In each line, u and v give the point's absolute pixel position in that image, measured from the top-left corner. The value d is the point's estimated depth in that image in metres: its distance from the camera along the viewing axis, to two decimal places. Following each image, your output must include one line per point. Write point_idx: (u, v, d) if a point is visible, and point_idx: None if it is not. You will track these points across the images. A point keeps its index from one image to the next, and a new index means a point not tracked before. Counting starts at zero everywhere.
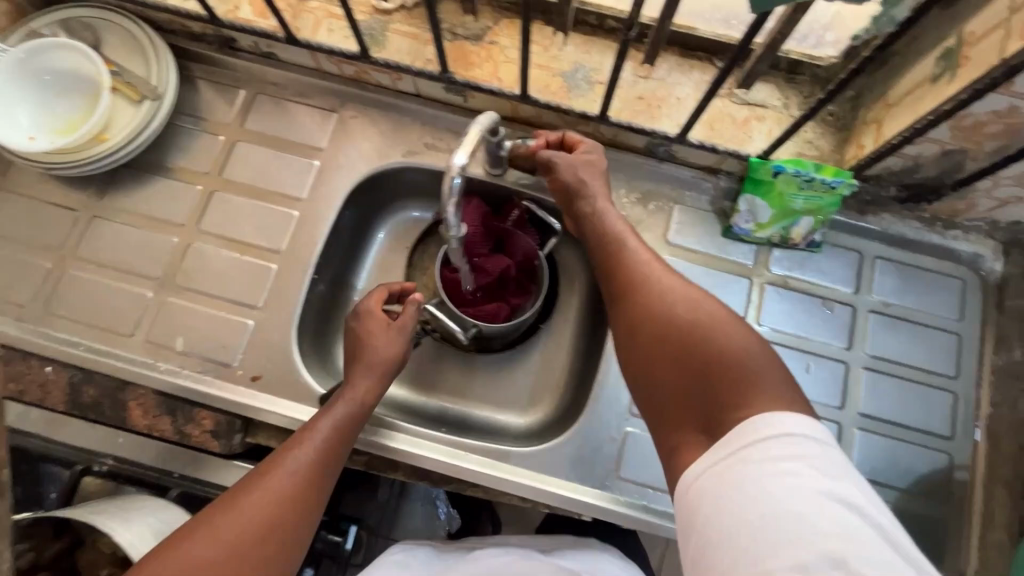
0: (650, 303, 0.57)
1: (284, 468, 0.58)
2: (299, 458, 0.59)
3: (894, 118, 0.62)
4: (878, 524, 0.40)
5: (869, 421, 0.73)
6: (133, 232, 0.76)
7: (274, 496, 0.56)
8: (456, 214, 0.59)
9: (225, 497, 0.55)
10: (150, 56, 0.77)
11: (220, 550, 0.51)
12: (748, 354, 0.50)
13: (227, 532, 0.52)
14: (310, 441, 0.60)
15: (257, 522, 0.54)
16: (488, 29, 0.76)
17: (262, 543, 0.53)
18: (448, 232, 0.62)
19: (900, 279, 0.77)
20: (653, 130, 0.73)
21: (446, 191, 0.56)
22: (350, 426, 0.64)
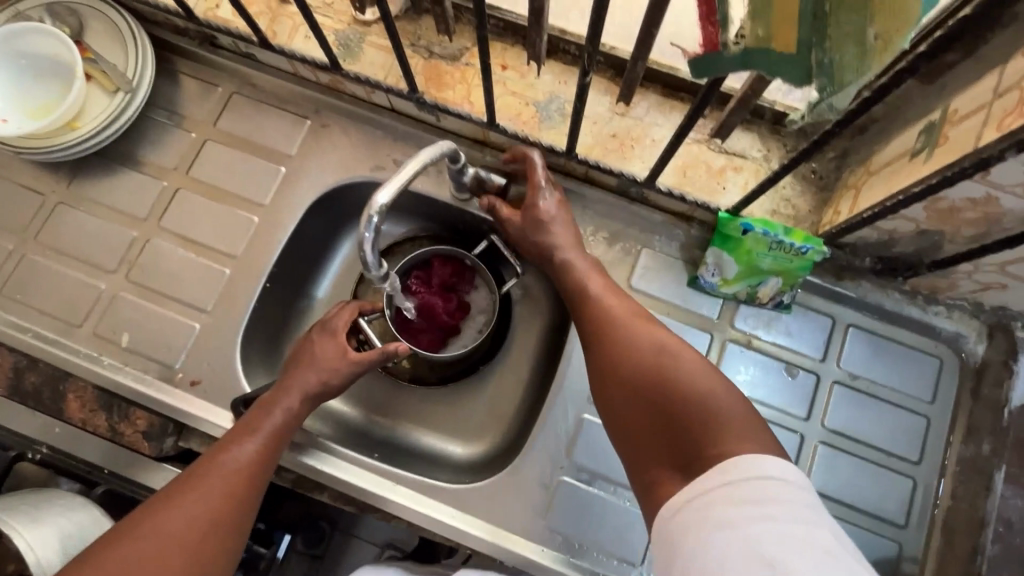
0: (627, 350, 0.57)
1: (215, 471, 0.60)
2: (230, 461, 0.61)
3: (870, 189, 0.58)
4: (838, 558, 0.40)
5: (818, 498, 0.69)
6: (95, 223, 0.77)
7: (199, 502, 0.58)
8: (375, 251, 0.56)
9: (157, 498, 0.58)
10: (128, 47, 0.77)
11: (157, 543, 0.55)
12: (714, 400, 0.51)
13: (158, 530, 0.56)
14: (239, 447, 0.62)
15: (184, 526, 0.56)
16: (465, 50, 0.73)
17: (192, 547, 0.56)
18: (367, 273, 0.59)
19: (871, 352, 0.72)
20: (622, 172, 0.69)
21: (364, 225, 0.54)
22: (281, 433, 0.65)
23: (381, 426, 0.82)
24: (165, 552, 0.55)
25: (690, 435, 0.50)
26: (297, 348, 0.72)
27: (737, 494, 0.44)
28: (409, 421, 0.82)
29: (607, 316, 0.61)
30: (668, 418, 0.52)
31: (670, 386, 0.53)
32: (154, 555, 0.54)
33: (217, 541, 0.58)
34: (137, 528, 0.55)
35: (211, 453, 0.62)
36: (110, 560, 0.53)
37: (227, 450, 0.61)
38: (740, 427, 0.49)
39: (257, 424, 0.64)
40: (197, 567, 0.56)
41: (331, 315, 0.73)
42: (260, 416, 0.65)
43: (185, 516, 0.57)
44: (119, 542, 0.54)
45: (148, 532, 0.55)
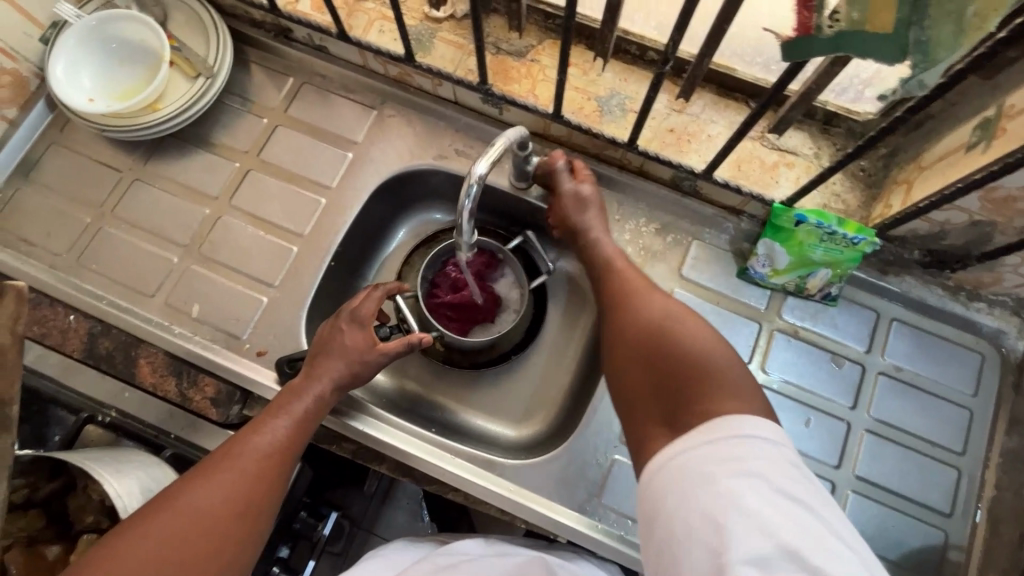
0: (641, 314, 0.59)
1: (246, 454, 0.58)
2: (264, 444, 0.59)
3: (924, 182, 0.62)
4: (801, 501, 0.41)
5: (864, 484, 0.71)
6: (168, 199, 0.80)
7: (229, 485, 0.56)
8: (471, 220, 0.61)
9: (183, 482, 0.55)
10: (210, 36, 0.81)
11: (187, 523, 0.53)
12: (717, 363, 0.51)
13: (187, 510, 0.53)
14: (271, 429, 0.60)
15: (215, 509, 0.54)
16: (531, 47, 0.77)
17: (221, 531, 0.54)
18: (459, 238, 0.63)
19: (915, 345, 0.75)
20: (679, 164, 0.73)
21: (463, 195, 0.58)
22: (310, 418, 0.63)
23: (430, 404, 0.84)
24: (197, 536, 0.53)
25: (680, 392, 0.51)
26: (324, 325, 0.70)
27: (710, 448, 0.44)
28: (458, 401, 0.84)
29: (620, 287, 0.64)
30: (663, 376, 0.53)
31: (667, 348, 0.54)
32: (185, 541, 0.52)
33: (247, 527, 0.56)
34: (168, 511, 0.53)
35: (238, 436, 0.60)
36: (139, 545, 0.51)
37: (258, 432, 0.60)
38: (732, 387, 0.49)
39: (287, 407, 0.63)
40: (225, 550, 0.54)
41: (357, 304, 0.69)
42: (287, 395, 0.64)
43: (218, 499, 0.55)
44: (148, 525, 0.52)
45: (179, 515, 0.53)
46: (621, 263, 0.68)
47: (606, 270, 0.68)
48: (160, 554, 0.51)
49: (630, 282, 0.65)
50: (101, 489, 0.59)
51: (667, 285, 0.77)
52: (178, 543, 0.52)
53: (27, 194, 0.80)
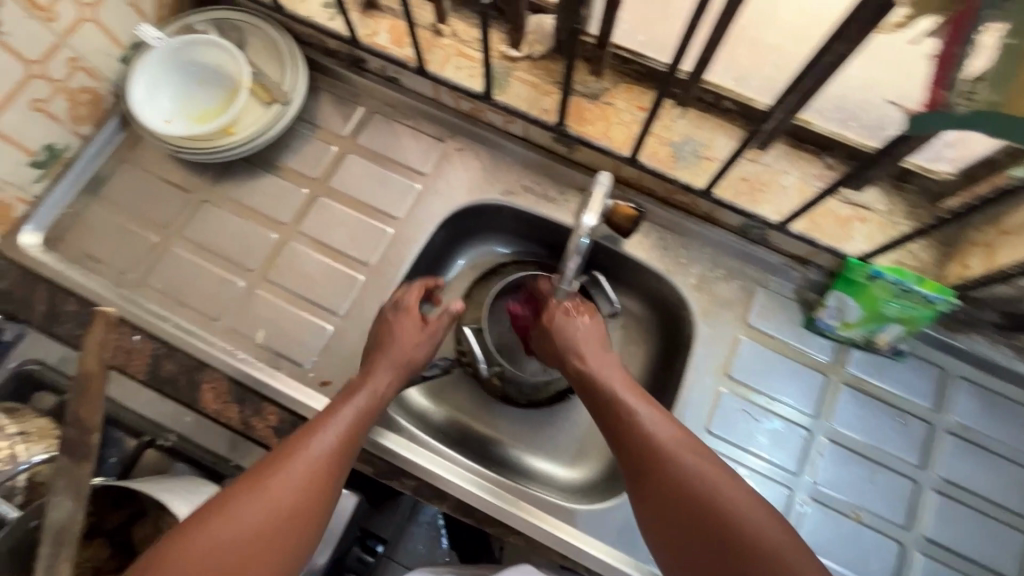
0: (675, 473, 0.58)
1: (296, 461, 0.57)
2: (314, 448, 0.58)
3: (1009, 247, 0.62)
4: None
5: (934, 547, 0.70)
6: (236, 222, 0.80)
7: (278, 494, 0.54)
8: (575, 267, 0.67)
9: (229, 490, 0.54)
10: (287, 64, 0.82)
11: (243, 539, 0.52)
12: (758, 528, 0.54)
13: (241, 523, 0.52)
14: (323, 434, 0.59)
15: (262, 518, 0.53)
16: (607, 90, 0.78)
17: (269, 542, 0.53)
18: (560, 285, 0.70)
19: (983, 405, 0.74)
20: (753, 214, 0.73)
21: (573, 248, 0.64)
22: (363, 421, 0.62)
23: (483, 440, 0.83)
24: (247, 554, 0.51)
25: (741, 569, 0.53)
26: (373, 326, 0.71)
27: None
28: (513, 437, 0.83)
29: (643, 439, 0.60)
30: (716, 548, 0.54)
31: (712, 519, 0.55)
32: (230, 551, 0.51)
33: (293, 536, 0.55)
34: (217, 524, 0.52)
35: (285, 442, 0.58)
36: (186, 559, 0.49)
37: (309, 437, 0.58)
38: (781, 556, 0.52)
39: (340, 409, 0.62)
40: (282, 563, 0.54)
41: (399, 295, 0.72)
42: (339, 398, 0.63)
43: (265, 510, 0.54)
44: (195, 536, 0.51)
45: (227, 526, 0.52)
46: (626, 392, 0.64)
47: (610, 402, 0.64)
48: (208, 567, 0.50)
49: (645, 420, 0.61)
50: (172, 521, 0.58)
51: (733, 331, 0.77)
52: (227, 556, 0.51)
53: (95, 210, 0.80)
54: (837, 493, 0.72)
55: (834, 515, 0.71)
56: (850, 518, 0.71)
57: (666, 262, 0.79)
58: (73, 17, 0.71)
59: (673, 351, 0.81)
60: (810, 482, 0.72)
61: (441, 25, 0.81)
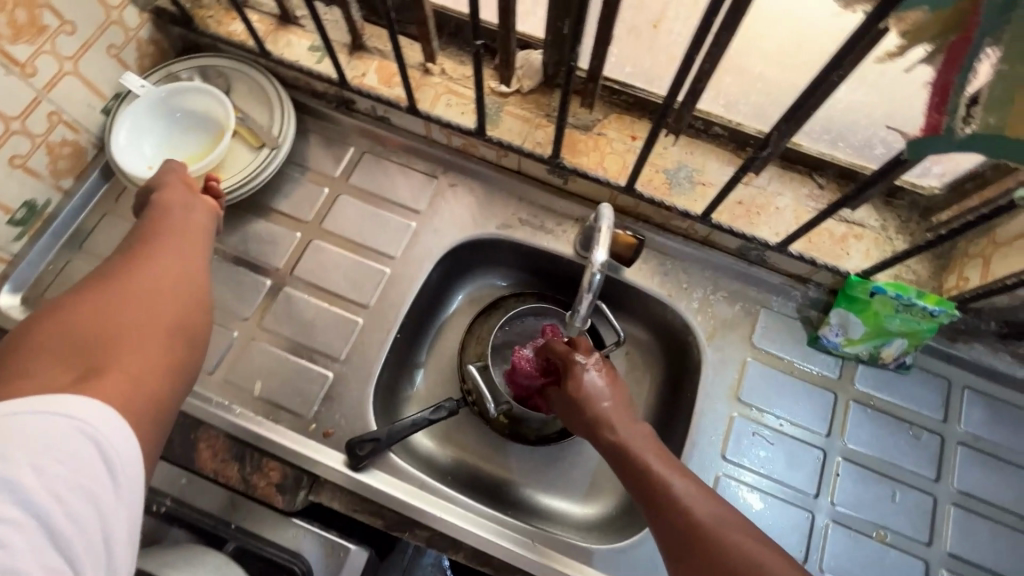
0: (688, 522, 0.52)
1: (105, 290, 0.53)
2: (189, 226, 0.63)
3: (1004, 258, 0.63)
4: None
5: (958, 563, 0.69)
6: (227, 270, 0.78)
7: (127, 309, 0.52)
8: (588, 303, 0.67)
9: (133, 283, 0.55)
10: (274, 107, 0.81)
11: (91, 321, 0.50)
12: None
13: (90, 302, 0.51)
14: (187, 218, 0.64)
15: (128, 295, 0.53)
16: (599, 121, 0.78)
17: (163, 324, 0.53)
18: (573, 320, 0.70)
19: (991, 415, 0.75)
20: (752, 236, 0.74)
21: (586, 283, 0.64)
22: (202, 222, 0.65)
23: (494, 480, 0.81)
24: (138, 328, 0.51)
25: None
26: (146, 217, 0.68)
27: None
28: (525, 475, 0.81)
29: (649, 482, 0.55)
30: None
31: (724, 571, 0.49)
32: (115, 321, 0.50)
33: (197, 324, 0.57)
34: (61, 315, 0.50)
35: (134, 261, 0.58)
36: (33, 340, 0.48)
37: (165, 230, 0.62)
38: None
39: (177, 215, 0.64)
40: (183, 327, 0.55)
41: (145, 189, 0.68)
42: (189, 215, 0.64)
43: (138, 287, 0.55)
44: (34, 327, 0.50)
45: (101, 300, 0.52)
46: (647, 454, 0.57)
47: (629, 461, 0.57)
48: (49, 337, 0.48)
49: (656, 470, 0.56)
50: None
51: (740, 354, 0.76)
52: (102, 316, 0.50)
53: (79, 264, 0.78)
54: (857, 513, 0.71)
55: (856, 537, 0.70)
56: (873, 539, 0.70)
57: (668, 287, 0.79)
58: (53, 70, 0.69)
59: (680, 377, 0.80)
60: (829, 504, 0.71)
61: (429, 64, 0.81)
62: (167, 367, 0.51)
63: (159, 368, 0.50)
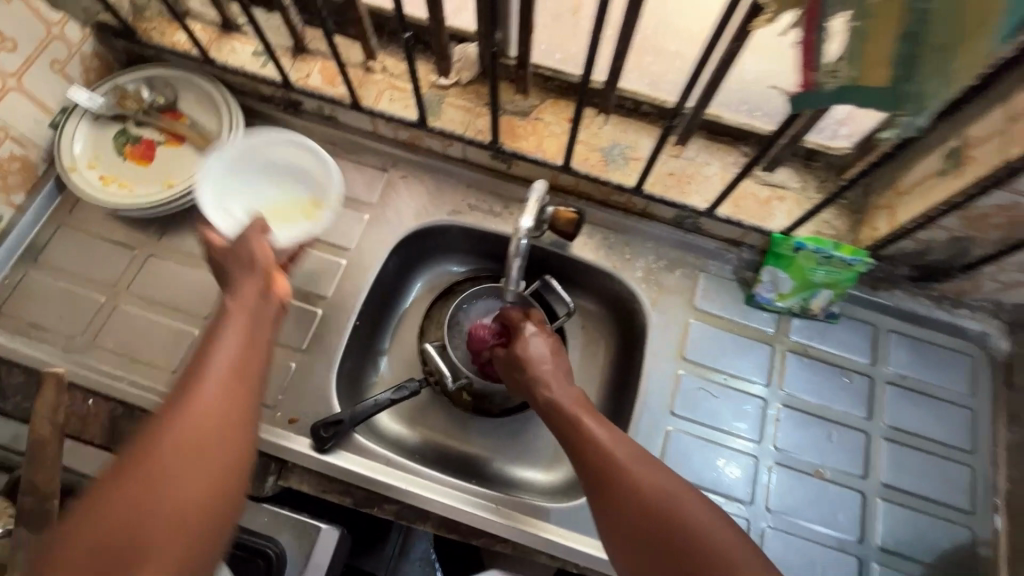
0: (666, 523, 0.51)
1: (165, 429, 0.48)
2: (251, 285, 0.60)
3: (907, 205, 0.69)
4: None
5: (892, 492, 0.74)
6: (185, 272, 0.80)
7: (177, 473, 0.46)
8: (518, 268, 0.71)
9: (196, 411, 0.49)
10: (223, 113, 0.83)
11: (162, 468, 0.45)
12: None
13: (168, 435, 0.47)
14: (250, 267, 0.61)
15: (178, 439, 0.47)
16: (535, 106, 0.83)
17: (207, 477, 0.47)
18: (507, 285, 0.74)
19: (914, 354, 0.81)
20: (683, 204, 0.79)
21: (513, 249, 0.68)
22: (261, 275, 0.61)
23: (461, 455, 0.84)
24: (188, 452, 0.47)
25: None
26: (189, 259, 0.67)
27: None
28: (490, 449, 0.84)
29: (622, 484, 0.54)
30: None
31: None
32: (122, 539, 0.42)
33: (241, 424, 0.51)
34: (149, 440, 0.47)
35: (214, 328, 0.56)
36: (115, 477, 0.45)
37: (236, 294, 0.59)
38: None
39: (248, 252, 0.62)
40: (236, 440, 0.50)
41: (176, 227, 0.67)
42: (262, 327, 0.58)
43: (208, 395, 0.50)
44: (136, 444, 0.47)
45: (176, 423, 0.48)
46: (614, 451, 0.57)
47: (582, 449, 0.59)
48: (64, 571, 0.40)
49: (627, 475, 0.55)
50: None
51: (683, 316, 0.81)
52: (139, 486, 0.44)
53: (35, 277, 0.79)
54: (798, 454, 0.76)
55: (798, 476, 0.75)
56: (813, 476, 0.75)
57: (612, 259, 0.84)
58: None
59: (631, 343, 0.85)
60: (773, 448, 0.76)
61: (370, 61, 0.84)
62: (201, 511, 0.45)
63: (191, 522, 0.45)
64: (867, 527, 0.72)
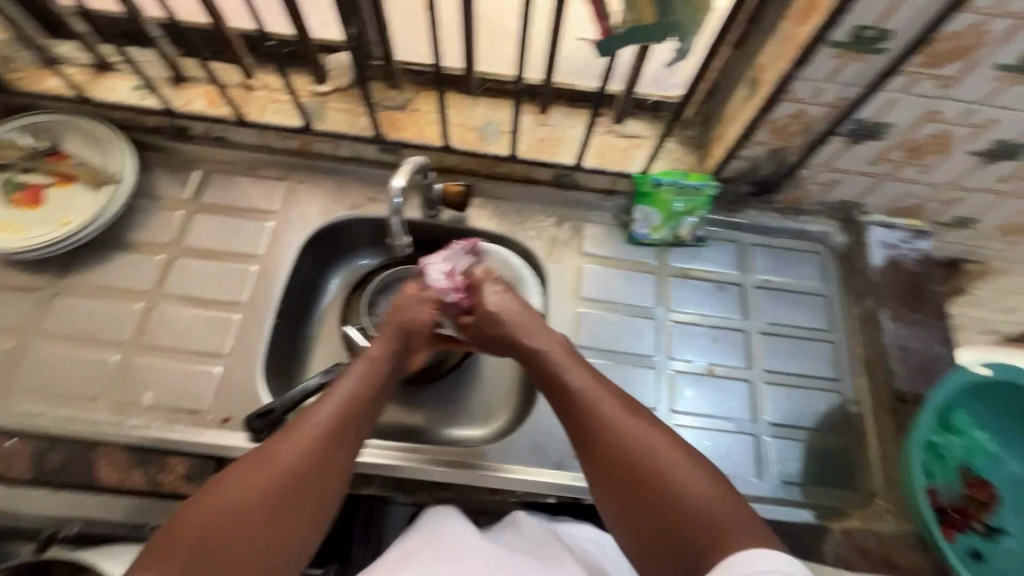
0: (626, 440, 0.60)
1: (298, 439, 0.59)
2: (352, 383, 0.67)
3: (731, 130, 0.82)
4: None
5: (773, 375, 0.86)
6: (94, 304, 0.81)
7: (303, 481, 0.57)
8: (400, 226, 0.75)
9: (323, 431, 0.61)
10: (109, 147, 0.86)
11: (261, 494, 0.55)
12: (701, 502, 0.55)
13: (271, 471, 0.57)
14: (354, 373, 0.68)
15: (308, 455, 0.58)
16: (411, 99, 0.91)
17: (316, 499, 0.58)
18: (394, 242, 0.78)
19: (774, 259, 0.94)
20: (556, 163, 0.89)
21: (390, 207, 0.73)
22: (378, 376, 0.69)
23: (400, 428, 0.89)
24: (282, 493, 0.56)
25: (685, 532, 0.54)
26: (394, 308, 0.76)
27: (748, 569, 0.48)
28: (427, 417, 0.90)
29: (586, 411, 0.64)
30: (658, 510, 0.56)
31: (657, 483, 0.57)
32: (250, 515, 0.54)
33: (331, 487, 0.59)
34: (251, 472, 0.56)
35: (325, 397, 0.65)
36: (220, 501, 0.54)
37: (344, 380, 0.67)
38: (723, 522, 0.53)
39: (374, 350, 0.71)
40: (322, 491, 0.58)
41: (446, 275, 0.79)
42: (392, 374, 0.71)
43: (304, 448, 0.59)
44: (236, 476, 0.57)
45: (276, 465, 0.57)
46: (585, 377, 0.67)
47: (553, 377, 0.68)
48: (211, 528, 0.52)
49: (606, 405, 0.63)
50: None
51: (576, 262, 0.91)
52: (240, 518, 0.53)
53: None
54: (691, 359, 0.87)
55: (694, 378, 0.85)
56: (707, 375, 0.86)
57: (506, 223, 0.92)
58: None
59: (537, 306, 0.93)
60: (669, 358, 0.86)
61: (250, 80, 0.90)
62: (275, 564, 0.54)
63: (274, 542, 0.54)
64: (757, 408, 0.84)
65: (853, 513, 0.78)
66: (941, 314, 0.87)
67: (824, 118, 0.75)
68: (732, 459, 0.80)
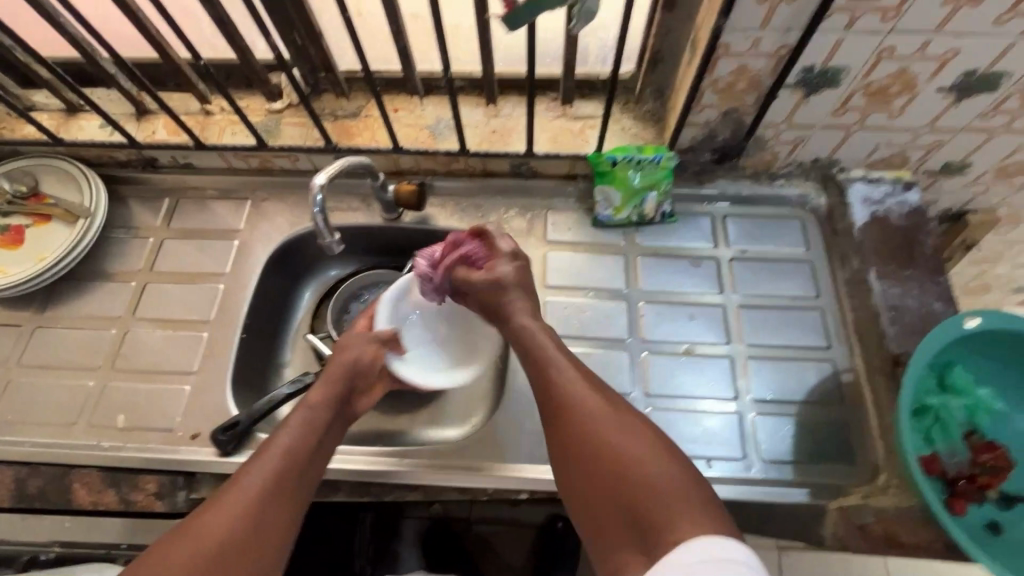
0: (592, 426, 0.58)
1: (237, 494, 0.57)
2: (295, 427, 0.65)
3: (679, 97, 0.79)
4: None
5: (756, 348, 0.81)
6: (73, 333, 0.84)
7: (266, 506, 0.57)
8: (327, 225, 0.75)
9: (265, 481, 0.59)
10: (81, 184, 0.90)
11: (203, 556, 0.52)
12: (669, 487, 0.52)
13: (211, 532, 0.54)
14: (296, 417, 0.66)
15: (251, 509, 0.56)
16: (362, 106, 0.92)
17: (262, 551, 0.55)
18: (326, 245, 0.77)
19: (750, 229, 0.89)
20: (508, 152, 0.88)
21: (312, 205, 0.73)
22: (323, 417, 0.68)
23: (376, 435, 0.88)
24: (228, 552, 0.53)
25: (648, 518, 0.51)
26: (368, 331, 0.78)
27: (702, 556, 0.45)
28: (403, 421, 0.89)
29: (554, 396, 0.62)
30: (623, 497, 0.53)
31: (622, 467, 0.55)
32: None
33: (277, 536, 0.57)
34: (189, 536, 0.53)
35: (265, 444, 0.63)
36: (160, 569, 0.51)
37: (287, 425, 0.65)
38: (690, 507, 0.50)
39: (316, 392, 0.70)
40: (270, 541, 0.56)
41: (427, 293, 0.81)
42: (340, 412, 0.71)
43: (246, 501, 0.57)
44: (172, 541, 0.53)
45: (216, 526, 0.54)
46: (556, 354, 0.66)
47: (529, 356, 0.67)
48: None
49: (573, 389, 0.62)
50: None
51: (540, 252, 0.89)
52: None
53: None
54: (666, 339, 0.83)
55: (671, 359, 0.81)
56: (685, 355, 0.81)
57: (467, 220, 0.91)
58: None
59: None
60: (644, 341, 0.82)
61: (207, 105, 0.93)
62: None
63: None
64: (739, 385, 0.79)
65: (853, 490, 0.71)
66: (937, 267, 0.80)
67: (770, 71, 0.71)
68: (716, 440, 0.75)
